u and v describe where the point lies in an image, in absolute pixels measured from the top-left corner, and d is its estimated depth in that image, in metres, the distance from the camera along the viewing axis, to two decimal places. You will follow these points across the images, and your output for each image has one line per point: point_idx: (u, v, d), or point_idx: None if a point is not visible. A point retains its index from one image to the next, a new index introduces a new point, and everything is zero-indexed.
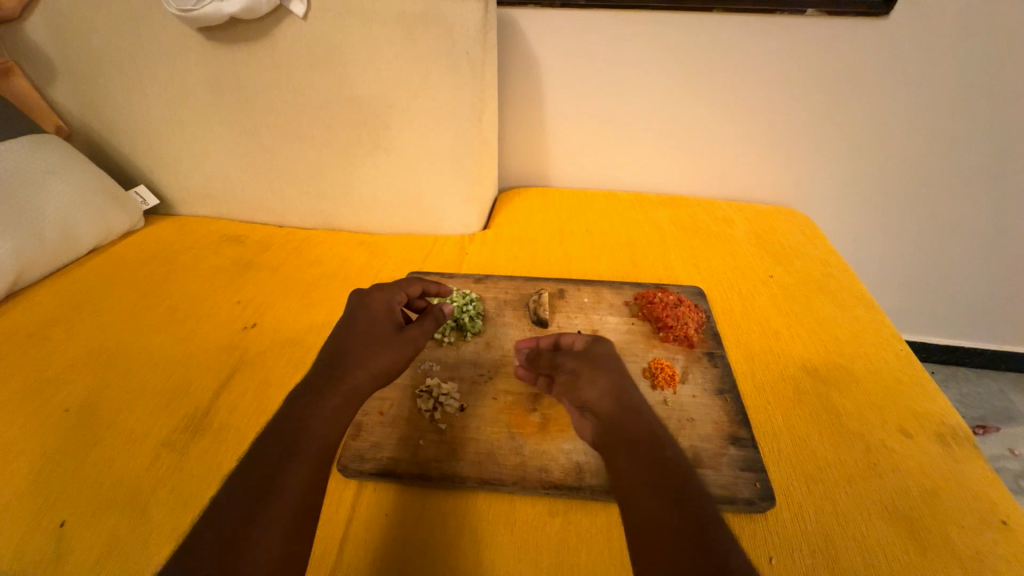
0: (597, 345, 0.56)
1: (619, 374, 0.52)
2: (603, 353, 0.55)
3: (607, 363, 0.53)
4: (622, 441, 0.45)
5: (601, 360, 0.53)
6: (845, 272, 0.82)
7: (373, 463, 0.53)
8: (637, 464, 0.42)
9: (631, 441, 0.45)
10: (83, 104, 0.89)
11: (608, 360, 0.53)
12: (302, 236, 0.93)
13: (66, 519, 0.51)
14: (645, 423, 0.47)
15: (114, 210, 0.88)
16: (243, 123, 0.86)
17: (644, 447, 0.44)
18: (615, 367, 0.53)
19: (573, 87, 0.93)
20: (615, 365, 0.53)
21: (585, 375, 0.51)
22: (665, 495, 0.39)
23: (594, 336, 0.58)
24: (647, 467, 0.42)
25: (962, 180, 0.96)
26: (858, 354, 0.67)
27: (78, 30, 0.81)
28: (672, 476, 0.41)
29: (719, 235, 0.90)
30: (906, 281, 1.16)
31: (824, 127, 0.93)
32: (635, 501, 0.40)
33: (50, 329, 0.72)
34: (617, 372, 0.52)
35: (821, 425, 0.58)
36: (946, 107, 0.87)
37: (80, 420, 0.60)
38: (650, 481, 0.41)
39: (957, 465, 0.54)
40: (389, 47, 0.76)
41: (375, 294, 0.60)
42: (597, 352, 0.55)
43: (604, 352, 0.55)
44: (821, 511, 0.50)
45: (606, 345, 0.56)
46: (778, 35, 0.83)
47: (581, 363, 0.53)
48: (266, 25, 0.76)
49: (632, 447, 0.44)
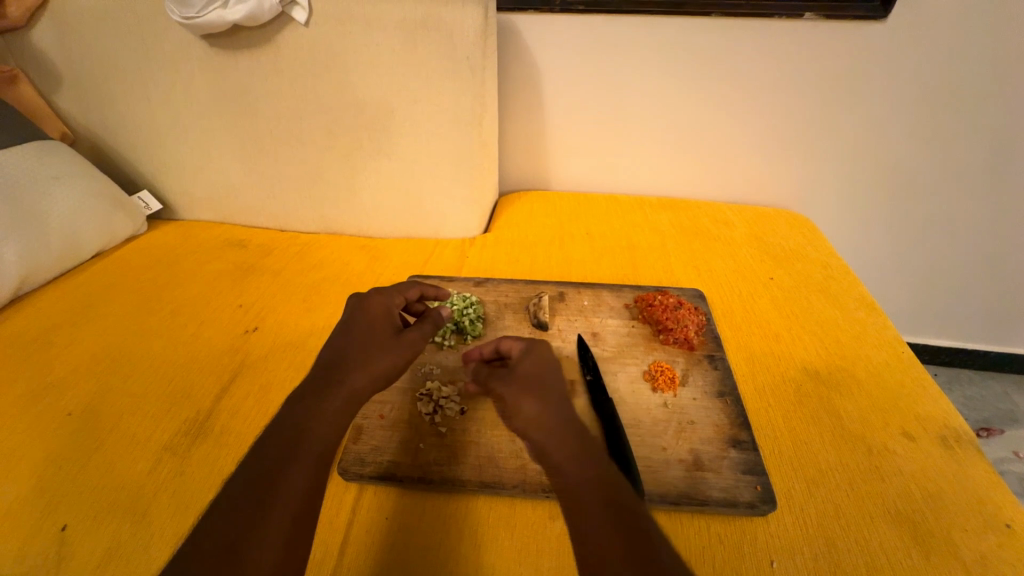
0: (528, 355, 0.54)
1: (553, 386, 0.50)
2: (534, 364, 0.53)
3: (534, 375, 0.51)
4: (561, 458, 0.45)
5: (528, 373, 0.51)
6: (846, 275, 0.82)
7: (373, 466, 0.53)
8: (578, 481, 0.42)
9: (571, 459, 0.44)
10: (87, 110, 0.90)
11: (545, 370, 0.52)
12: (303, 240, 0.94)
13: (68, 523, 0.51)
14: (579, 436, 0.45)
15: (117, 215, 0.89)
16: (245, 129, 0.86)
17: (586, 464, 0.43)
18: (546, 379, 0.51)
19: (572, 91, 0.93)
20: (544, 376, 0.51)
21: (510, 396, 0.49)
22: (607, 503, 0.40)
23: (528, 345, 0.56)
24: (595, 471, 0.43)
25: (962, 182, 0.96)
26: (860, 357, 0.67)
27: (82, 38, 0.82)
28: (619, 497, 0.41)
29: (720, 237, 0.91)
30: (909, 284, 1.15)
31: (824, 131, 0.93)
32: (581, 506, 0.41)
33: (53, 334, 0.73)
34: (543, 385, 0.50)
35: (823, 428, 0.58)
36: (945, 110, 0.88)
37: (83, 424, 0.60)
38: (588, 492, 0.41)
39: (960, 467, 0.54)
40: (391, 53, 0.77)
41: (374, 297, 0.60)
42: (525, 363, 0.53)
43: (535, 363, 0.53)
44: (822, 513, 0.50)
45: (538, 355, 0.54)
46: (777, 38, 0.83)
47: (506, 382, 0.51)
48: (269, 31, 0.77)
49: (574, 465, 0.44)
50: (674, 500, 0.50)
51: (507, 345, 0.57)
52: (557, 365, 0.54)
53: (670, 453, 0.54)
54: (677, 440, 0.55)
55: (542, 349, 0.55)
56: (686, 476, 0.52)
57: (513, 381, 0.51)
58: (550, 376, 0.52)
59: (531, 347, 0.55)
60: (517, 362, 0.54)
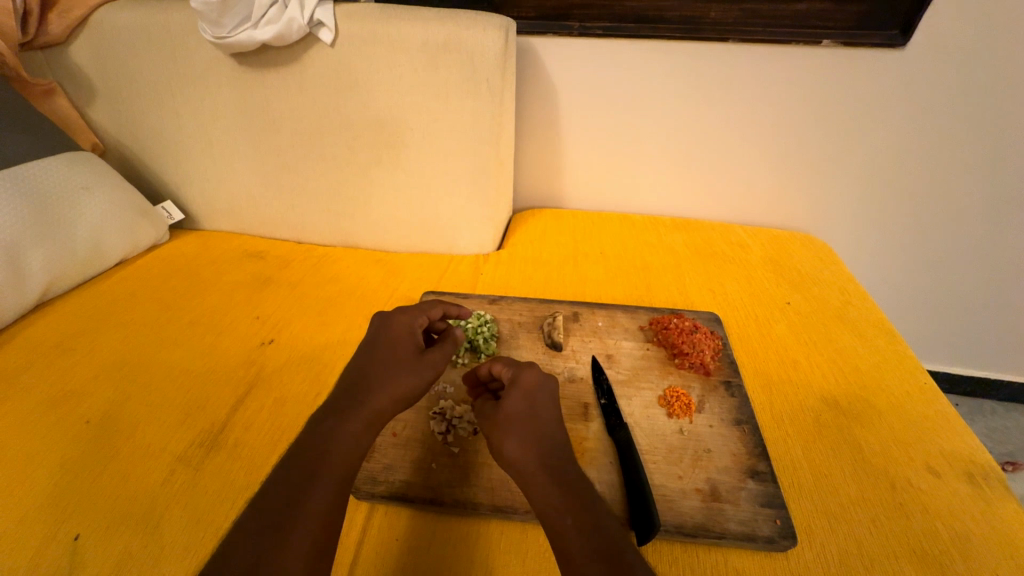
0: (513, 389, 0.53)
1: (540, 427, 0.50)
2: (518, 400, 0.52)
3: (519, 414, 0.51)
4: (548, 504, 0.45)
5: (513, 413, 0.51)
6: (865, 301, 0.81)
7: (385, 486, 0.53)
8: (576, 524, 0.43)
9: (558, 504, 0.45)
10: (118, 123, 0.93)
11: (534, 410, 0.51)
12: (320, 253, 0.95)
13: (81, 533, 0.52)
14: (564, 480, 0.46)
15: (142, 224, 0.91)
16: (268, 144, 0.89)
17: (574, 510, 0.44)
18: (532, 417, 0.51)
19: (588, 113, 0.95)
20: (531, 413, 0.51)
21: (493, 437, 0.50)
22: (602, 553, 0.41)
23: (515, 373, 0.54)
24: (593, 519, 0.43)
25: (983, 210, 0.95)
26: (880, 387, 0.66)
27: (117, 54, 0.85)
28: (608, 543, 0.42)
29: (734, 260, 0.90)
30: (929, 310, 1.13)
31: (840, 156, 0.93)
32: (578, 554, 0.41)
33: (75, 341, 0.74)
34: (528, 424, 0.50)
35: (843, 460, 0.57)
36: (965, 136, 0.87)
37: (100, 433, 0.61)
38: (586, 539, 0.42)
39: (990, 507, 0.52)
40: (412, 73, 0.79)
41: (398, 316, 0.61)
42: (510, 400, 0.52)
43: (520, 398, 0.52)
44: (843, 551, 0.49)
45: (524, 388, 0.53)
46: (793, 64, 0.84)
47: (491, 423, 0.51)
48: (296, 51, 0.79)
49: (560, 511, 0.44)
50: (690, 531, 0.49)
51: (498, 368, 0.56)
52: (547, 396, 0.54)
53: (686, 482, 0.53)
54: (693, 469, 0.54)
55: (528, 379, 0.54)
56: (702, 507, 0.51)
57: (496, 421, 0.51)
58: (536, 412, 0.51)
59: (517, 378, 0.54)
60: (503, 396, 0.53)
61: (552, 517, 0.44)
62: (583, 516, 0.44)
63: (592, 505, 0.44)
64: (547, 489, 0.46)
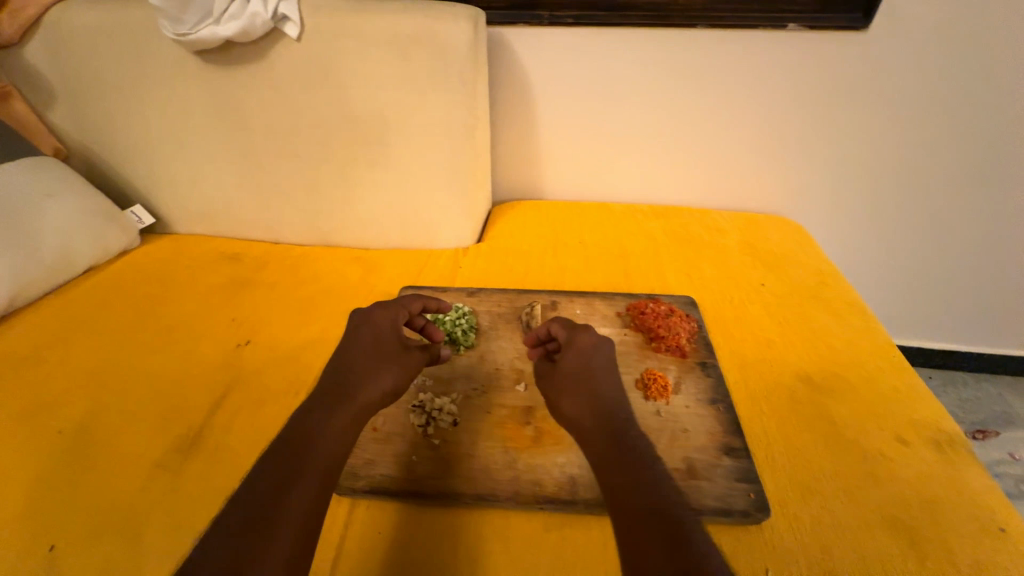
0: (568, 351, 0.54)
1: (599, 382, 0.49)
2: (577, 359, 0.52)
3: (575, 374, 0.51)
4: (608, 471, 0.41)
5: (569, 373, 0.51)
6: (838, 281, 0.83)
7: (366, 480, 0.53)
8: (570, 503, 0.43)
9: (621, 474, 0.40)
10: (81, 126, 0.90)
11: (591, 366, 0.51)
12: (298, 252, 0.94)
13: (57, 543, 0.51)
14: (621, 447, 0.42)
15: (110, 230, 0.89)
16: (239, 142, 0.87)
17: (634, 479, 0.39)
18: (586, 374, 0.50)
19: (563, 102, 0.95)
20: (587, 371, 0.51)
21: (554, 397, 0.52)
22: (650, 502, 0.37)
23: (570, 335, 0.55)
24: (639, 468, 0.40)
25: (950, 186, 0.97)
26: (853, 362, 0.68)
27: (75, 54, 0.82)
28: (662, 501, 0.37)
29: (710, 244, 0.91)
30: (901, 287, 1.16)
31: (810, 138, 0.95)
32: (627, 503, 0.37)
33: (45, 351, 0.72)
34: (585, 382, 0.50)
35: (816, 433, 0.58)
36: (931, 114, 0.89)
37: (75, 442, 0.60)
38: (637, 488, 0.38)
39: (955, 471, 0.54)
40: (383, 66, 0.78)
41: (378, 311, 0.60)
42: (567, 361, 0.53)
43: (575, 359, 0.52)
44: (818, 522, 0.50)
45: (577, 349, 0.53)
46: (761, 48, 0.85)
47: (552, 383, 0.53)
48: (262, 47, 0.78)
49: (622, 480, 0.39)
50: None
51: (554, 330, 0.58)
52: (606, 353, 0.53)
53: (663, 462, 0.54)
54: (670, 449, 0.56)
55: (580, 341, 0.54)
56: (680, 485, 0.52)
57: (557, 381, 0.53)
58: (592, 369, 0.51)
59: (571, 339, 0.55)
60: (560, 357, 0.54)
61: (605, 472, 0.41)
62: (644, 487, 0.38)
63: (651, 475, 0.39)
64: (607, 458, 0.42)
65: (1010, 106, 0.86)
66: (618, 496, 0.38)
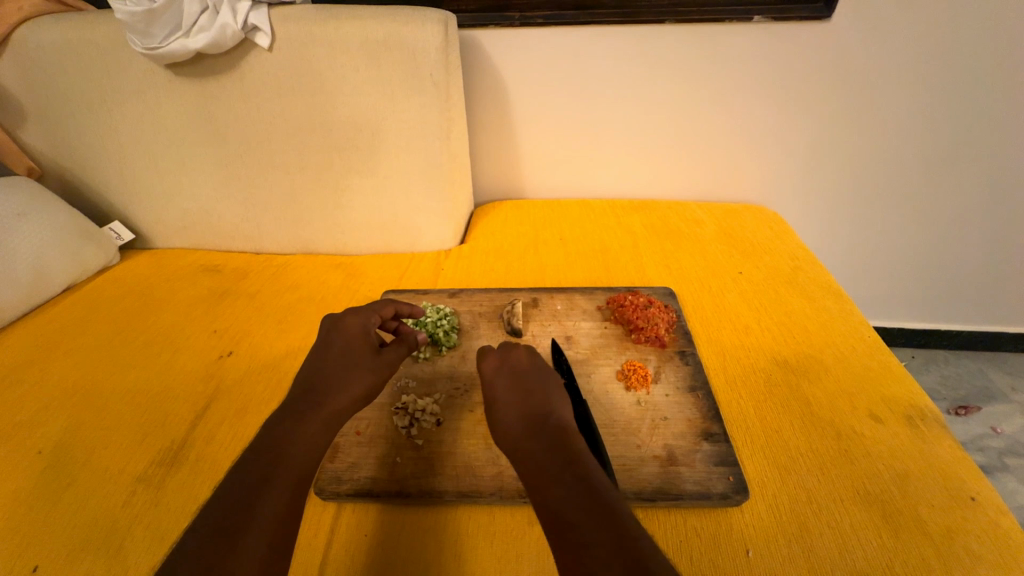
0: (497, 378, 0.55)
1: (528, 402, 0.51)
2: (510, 386, 0.53)
3: (509, 401, 0.52)
4: (551, 488, 0.40)
5: (502, 400, 0.52)
6: (814, 266, 0.84)
7: (350, 484, 0.53)
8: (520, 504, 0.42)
9: (569, 493, 0.39)
10: (54, 144, 0.89)
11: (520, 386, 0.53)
12: (280, 261, 0.94)
13: (39, 563, 0.50)
14: (565, 465, 0.42)
15: (87, 247, 0.88)
16: (215, 155, 0.87)
17: (582, 498, 0.38)
18: (516, 394, 0.52)
19: (539, 101, 0.95)
20: (520, 396, 0.52)
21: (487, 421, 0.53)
22: (588, 501, 0.38)
23: (489, 362, 0.58)
24: (576, 469, 0.41)
25: (919, 169, 0.99)
26: (828, 344, 0.69)
27: (43, 72, 0.82)
28: (602, 500, 0.38)
29: (689, 235, 0.93)
30: (881, 270, 1.18)
31: (783, 128, 0.96)
32: (564, 506, 0.38)
33: (23, 371, 0.72)
34: (516, 401, 0.51)
35: (793, 415, 0.59)
36: (897, 99, 0.91)
37: (54, 461, 0.59)
38: (574, 492, 0.39)
39: (927, 445, 0.56)
40: (356, 72, 0.78)
41: (348, 317, 0.61)
42: (499, 387, 0.54)
43: (505, 386, 0.54)
44: (795, 500, 0.51)
45: (504, 373, 0.56)
46: (729, 42, 0.87)
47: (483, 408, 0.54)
48: (233, 57, 0.78)
49: (570, 499, 0.39)
50: (649, 496, 0.51)
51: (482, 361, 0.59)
52: (534, 377, 0.54)
53: (644, 450, 0.55)
54: (651, 437, 0.56)
55: (508, 369, 0.56)
56: (660, 472, 0.53)
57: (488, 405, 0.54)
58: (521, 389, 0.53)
59: (497, 363, 0.57)
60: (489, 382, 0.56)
61: (542, 480, 0.42)
62: (594, 506, 0.38)
63: (599, 493, 0.39)
64: (553, 475, 0.41)
65: (973, 89, 0.88)
66: (566, 514, 0.38)
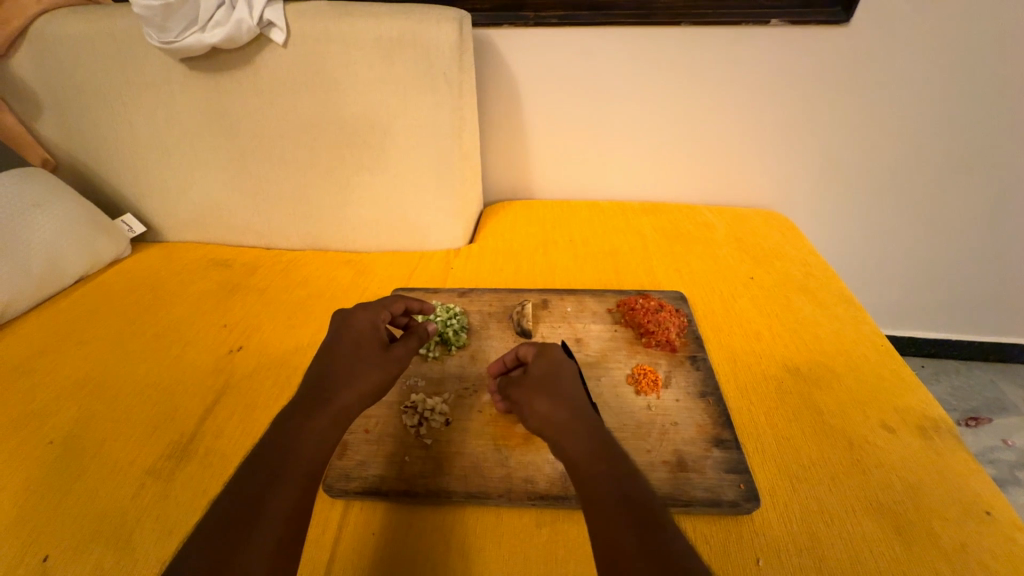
0: (526, 379, 0.52)
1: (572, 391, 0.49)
2: (536, 386, 0.50)
3: (554, 386, 0.50)
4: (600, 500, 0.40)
5: (545, 384, 0.50)
6: (825, 273, 0.83)
7: (358, 482, 0.53)
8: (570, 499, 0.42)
9: (616, 507, 0.39)
10: (69, 135, 0.90)
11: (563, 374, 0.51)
12: (289, 257, 0.94)
13: (49, 553, 0.51)
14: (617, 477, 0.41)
15: (100, 239, 0.89)
16: (227, 149, 0.87)
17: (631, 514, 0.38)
18: (561, 381, 0.51)
19: (552, 102, 0.95)
20: (566, 386, 0.50)
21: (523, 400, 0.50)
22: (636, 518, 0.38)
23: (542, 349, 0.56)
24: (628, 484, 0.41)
25: (934, 176, 0.98)
26: (840, 352, 0.68)
27: (60, 63, 0.82)
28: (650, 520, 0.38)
29: (699, 239, 0.92)
30: (892, 279, 1.17)
31: (797, 132, 0.95)
32: (612, 520, 0.38)
33: (35, 361, 0.72)
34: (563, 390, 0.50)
35: (803, 423, 0.59)
36: (913, 106, 0.90)
37: (64, 452, 0.60)
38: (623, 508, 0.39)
39: (939, 456, 0.55)
40: (369, 70, 0.78)
41: (359, 313, 0.61)
42: (539, 371, 0.52)
43: (534, 388, 0.51)
44: (806, 511, 0.51)
45: (549, 358, 0.54)
46: (745, 44, 0.86)
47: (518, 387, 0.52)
48: (248, 53, 0.78)
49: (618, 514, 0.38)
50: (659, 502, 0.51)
51: (525, 349, 0.57)
52: (566, 381, 0.51)
53: (654, 455, 0.55)
54: (661, 442, 0.56)
55: (538, 368, 0.53)
56: (670, 477, 0.53)
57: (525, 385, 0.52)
58: (568, 377, 0.51)
59: (545, 348, 0.55)
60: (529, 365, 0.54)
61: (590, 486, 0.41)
62: (641, 525, 0.37)
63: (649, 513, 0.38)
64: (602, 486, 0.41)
65: (992, 96, 0.87)
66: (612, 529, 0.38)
